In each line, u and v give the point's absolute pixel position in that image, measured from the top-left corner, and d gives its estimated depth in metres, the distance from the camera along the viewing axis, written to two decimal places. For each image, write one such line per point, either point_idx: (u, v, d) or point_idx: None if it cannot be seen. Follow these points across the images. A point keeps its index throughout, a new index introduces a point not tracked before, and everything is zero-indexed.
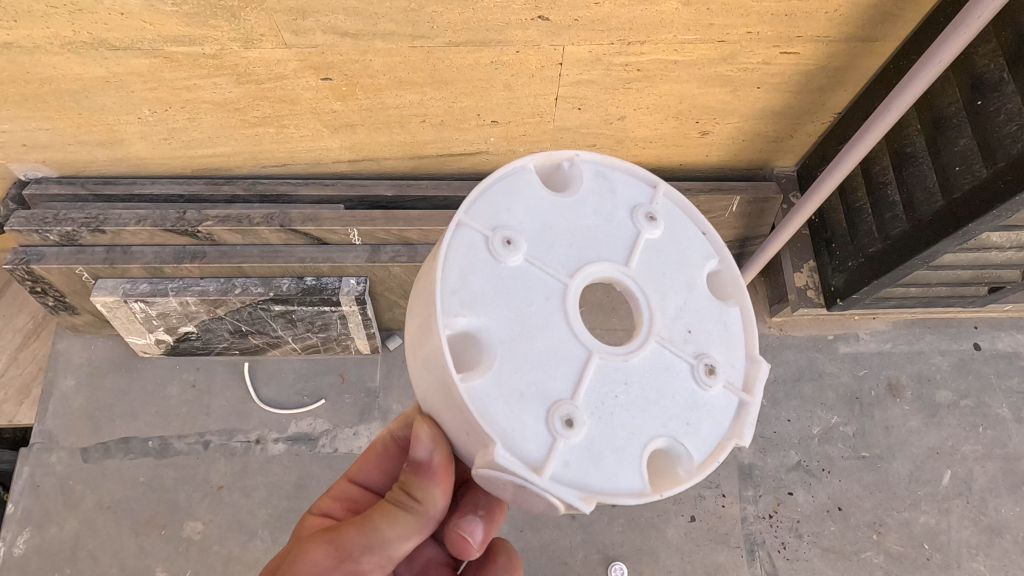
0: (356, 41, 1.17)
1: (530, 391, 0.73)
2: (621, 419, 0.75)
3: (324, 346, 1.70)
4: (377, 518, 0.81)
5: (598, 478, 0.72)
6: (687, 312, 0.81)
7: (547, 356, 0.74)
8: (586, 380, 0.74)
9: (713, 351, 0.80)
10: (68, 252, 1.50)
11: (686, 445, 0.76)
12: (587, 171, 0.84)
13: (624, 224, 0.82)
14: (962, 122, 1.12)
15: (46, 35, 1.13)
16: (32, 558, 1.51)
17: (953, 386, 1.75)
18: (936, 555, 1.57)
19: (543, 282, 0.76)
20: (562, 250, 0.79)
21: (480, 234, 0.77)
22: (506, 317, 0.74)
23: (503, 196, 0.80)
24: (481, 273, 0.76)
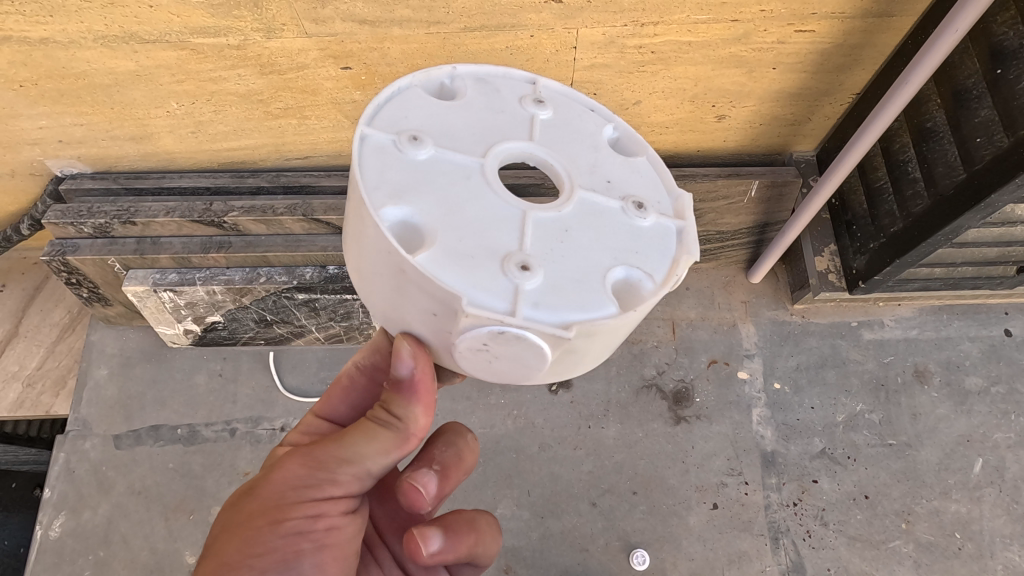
0: (373, 28, 1.20)
1: (480, 249, 0.67)
2: (577, 254, 0.69)
3: (347, 335, 1.74)
4: (356, 434, 0.82)
5: (576, 308, 0.66)
6: (601, 167, 0.77)
7: (484, 221, 0.69)
8: (529, 233, 0.69)
9: (636, 192, 0.77)
10: (101, 244, 1.56)
11: (641, 268, 0.71)
12: (468, 81, 0.80)
13: (514, 112, 0.79)
14: (982, 93, 1.11)
15: (80, 29, 1.18)
16: (66, 541, 1.56)
17: (983, 373, 1.71)
18: (969, 544, 1.53)
19: (458, 164, 0.72)
20: (467, 135, 0.75)
21: (385, 138, 0.72)
22: (435, 198, 0.69)
23: (394, 110, 0.75)
24: (393, 167, 0.70)
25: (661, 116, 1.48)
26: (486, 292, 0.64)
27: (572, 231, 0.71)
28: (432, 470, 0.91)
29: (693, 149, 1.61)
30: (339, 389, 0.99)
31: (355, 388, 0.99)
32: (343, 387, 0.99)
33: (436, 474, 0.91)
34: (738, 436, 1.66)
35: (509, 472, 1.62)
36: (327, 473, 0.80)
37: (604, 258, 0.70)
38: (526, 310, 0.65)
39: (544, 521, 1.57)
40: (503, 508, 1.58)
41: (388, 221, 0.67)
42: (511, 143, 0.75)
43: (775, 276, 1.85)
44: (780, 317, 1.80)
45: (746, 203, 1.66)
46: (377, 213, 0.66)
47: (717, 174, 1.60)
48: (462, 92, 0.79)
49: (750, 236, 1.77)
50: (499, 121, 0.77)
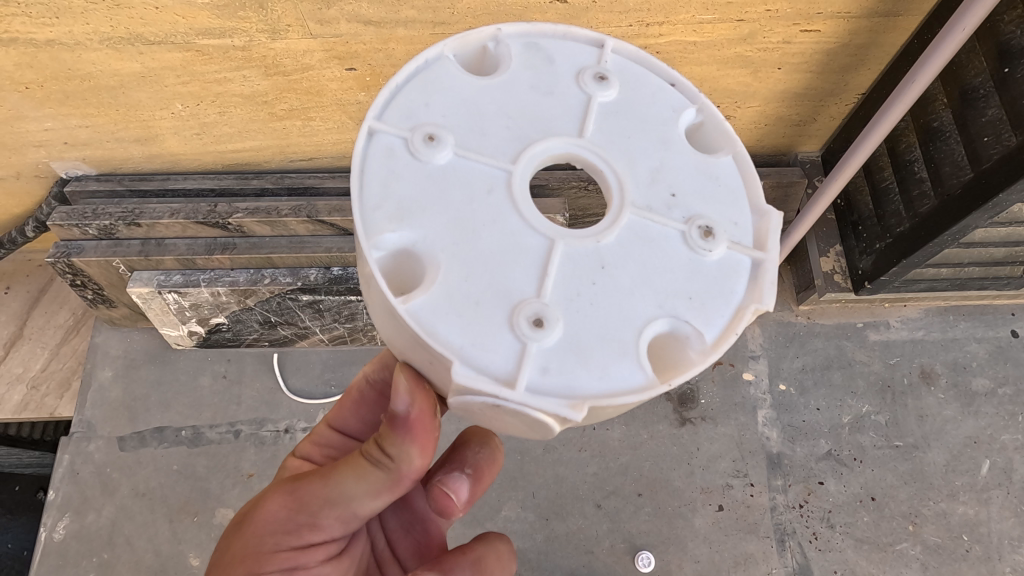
0: (379, 29, 1.20)
1: (486, 294, 0.65)
2: (606, 299, 0.66)
3: (351, 336, 1.73)
4: (345, 472, 0.80)
5: (588, 378, 0.63)
6: (665, 172, 0.71)
7: (500, 254, 0.66)
8: (553, 271, 0.66)
9: (706, 211, 0.71)
10: (106, 246, 1.56)
11: (689, 319, 0.66)
12: (513, 49, 0.76)
13: (569, 92, 0.74)
14: (989, 92, 1.11)
15: (86, 31, 1.18)
16: (71, 543, 1.56)
17: (990, 374, 1.70)
18: (976, 546, 1.53)
19: (483, 173, 0.69)
20: (500, 131, 0.71)
21: (397, 137, 0.70)
22: (444, 221, 0.66)
23: (416, 93, 0.72)
24: (403, 180, 0.68)
25: None
26: (484, 352, 0.63)
27: (611, 266, 0.67)
28: (463, 473, 0.95)
29: None
30: (349, 402, 1.01)
31: (368, 401, 1.00)
32: (354, 400, 1.00)
33: (468, 477, 0.95)
34: (744, 437, 1.65)
35: (514, 474, 1.61)
36: (307, 518, 0.81)
37: (648, 307, 0.66)
38: (528, 381, 0.62)
39: (549, 523, 1.57)
40: (508, 510, 1.58)
41: (385, 249, 0.66)
42: (552, 143, 0.71)
43: (780, 277, 1.84)
44: (786, 318, 1.79)
45: None
46: (371, 242, 0.65)
47: None
48: (507, 61, 0.75)
49: None
50: (546, 106, 0.73)
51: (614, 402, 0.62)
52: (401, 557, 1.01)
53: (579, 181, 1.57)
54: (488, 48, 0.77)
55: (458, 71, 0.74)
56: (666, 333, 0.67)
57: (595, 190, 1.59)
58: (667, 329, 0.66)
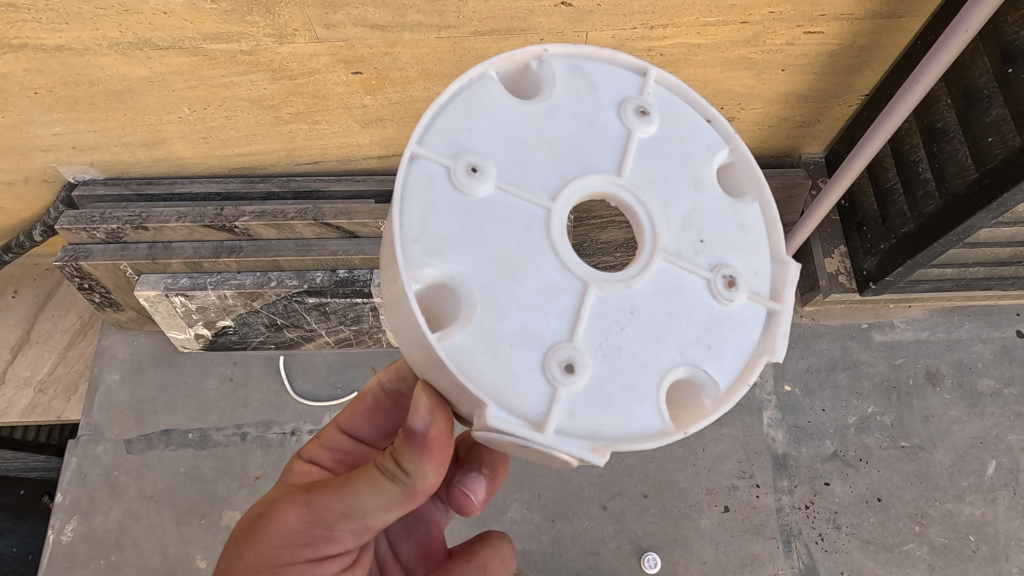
0: (384, 33, 1.21)
1: (520, 337, 0.66)
2: (633, 344, 0.68)
3: (356, 339, 1.74)
4: (360, 485, 0.80)
5: (611, 423, 0.66)
6: (695, 218, 0.72)
7: (535, 297, 0.67)
8: (585, 316, 0.67)
9: (730, 260, 0.73)
10: (114, 249, 1.57)
11: (706, 368, 0.69)
12: (556, 72, 0.75)
13: (610, 124, 0.74)
14: (993, 92, 1.12)
15: (95, 36, 1.19)
16: (79, 546, 1.56)
17: (996, 374, 1.70)
18: (983, 547, 1.53)
19: (522, 210, 0.69)
20: (541, 166, 0.71)
21: (441, 166, 0.69)
22: (483, 258, 0.67)
23: (459, 117, 0.71)
24: (442, 214, 0.68)
25: None
26: (517, 397, 0.65)
27: (637, 310, 0.68)
28: (480, 472, 0.97)
29: None
30: (362, 407, 1.02)
31: (382, 408, 1.02)
32: (369, 405, 1.02)
33: (486, 478, 0.98)
34: (749, 438, 1.65)
35: (520, 476, 1.62)
36: (324, 531, 0.81)
37: (672, 355, 0.68)
38: (556, 425, 0.65)
39: (555, 524, 1.57)
40: (513, 512, 1.58)
41: (423, 282, 0.66)
42: (591, 181, 0.71)
43: None
44: (790, 319, 1.79)
45: None
46: (409, 276, 0.65)
47: None
48: (551, 84, 0.74)
49: None
50: (591, 135, 0.73)
51: (634, 448, 0.64)
52: (403, 558, 1.03)
53: None
54: (532, 68, 0.76)
55: (500, 91, 0.73)
56: (685, 379, 0.70)
57: None
58: (686, 376, 0.69)
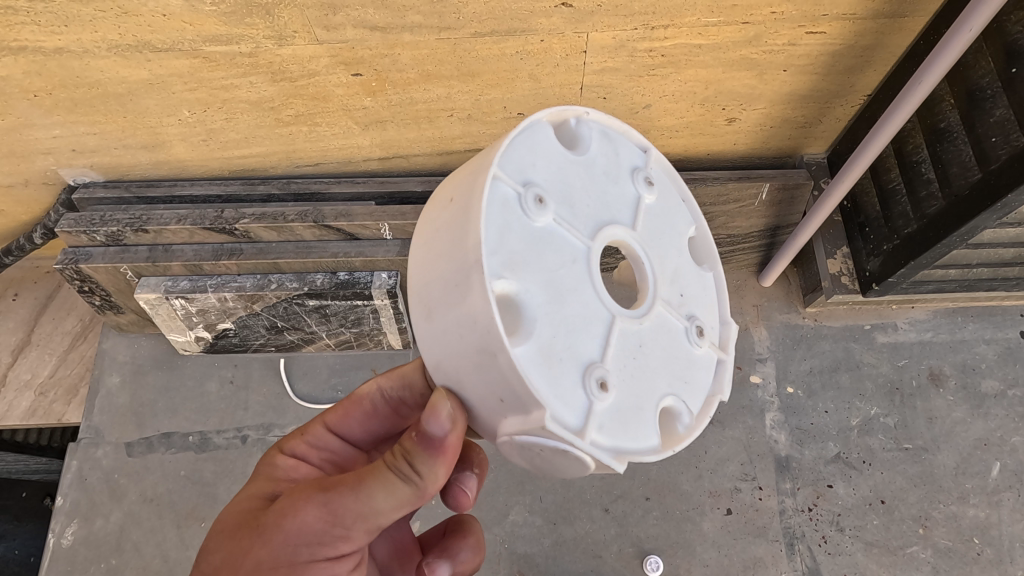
0: (384, 35, 1.21)
1: (570, 354, 0.68)
2: (643, 373, 0.74)
3: (357, 341, 1.73)
4: (375, 485, 0.78)
5: (626, 439, 0.71)
6: (681, 275, 0.82)
7: (582, 320, 0.70)
8: (615, 343, 0.72)
9: (698, 313, 0.83)
10: (114, 252, 1.57)
11: (687, 402, 0.78)
12: (594, 130, 0.81)
13: (625, 186, 0.81)
14: (997, 92, 1.11)
15: (94, 38, 1.19)
16: (79, 549, 1.56)
17: (1000, 375, 1.69)
18: (988, 549, 1.51)
19: (569, 243, 0.72)
20: (583, 209, 0.75)
21: (513, 191, 0.71)
22: (543, 280, 0.69)
23: (524, 151, 0.74)
24: (513, 232, 0.69)
25: (671, 119, 1.48)
26: (565, 406, 0.67)
27: (648, 346, 0.75)
28: (473, 471, 0.98)
29: (704, 153, 1.61)
30: (357, 411, 1.00)
31: (377, 415, 1.00)
32: (365, 410, 0.99)
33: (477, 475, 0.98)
34: (752, 441, 1.65)
35: (521, 478, 1.61)
36: (342, 531, 0.78)
37: (664, 385, 0.76)
38: (592, 436, 0.68)
39: (557, 528, 1.56)
40: (515, 515, 1.58)
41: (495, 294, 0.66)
42: (618, 229, 0.77)
43: (786, 279, 1.84)
44: (792, 321, 1.79)
45: (758, 206, 1.65)
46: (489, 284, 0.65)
47: (728, 177, 1.60)
48: (587, 142, 0.80)
49: (761, 239, 1.76)
50: (613, 190, 0.80)
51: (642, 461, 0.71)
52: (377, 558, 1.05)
53: None
54: (570, 123, 0.81)
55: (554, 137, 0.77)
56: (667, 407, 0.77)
57: None
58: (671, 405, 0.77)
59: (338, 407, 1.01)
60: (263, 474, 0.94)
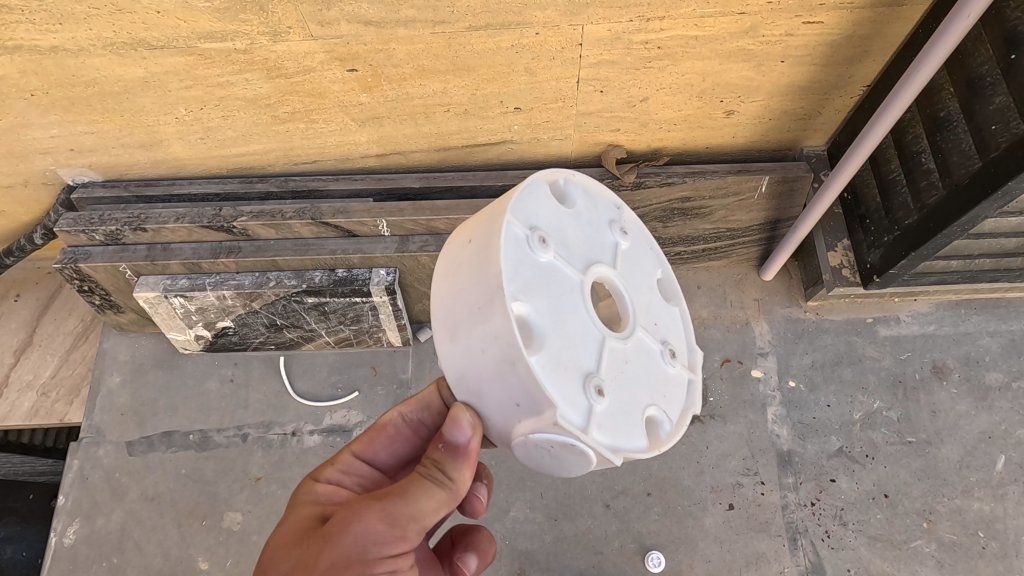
0: (378, 30, 1.20)
1: (574, 370, 0.79)
2: (628, 386, 0.86)
3: (357, 338, 1.72)
4: (413, 489, 0.84)
5: (623, 437, 0.82)
6: (652, 309, 0.96)
7: (575, 339, 0.81)
8: (605, 359, 0.83)
9: (670, 336, 0.98)
10: (113, 251, 1.57)
11: (665, 410, 0.90)
12: (580, 189, 0.95)
13: (607, 236, 0.95)
14: (997, 79, 1.10)
15: (89, 37, 1.19)
16: (81, 548, 1.56)
17: (1004, 368, 1.68)
18: (993, 543, 1.50)
19: (567, 279, 0.84)
20: (579, 252, 0.89)
21: (522, 233, 0.81)
22: (550, 308, 0.81)
23: (528, 206, 0.85)
24: (528, 265, 0.80)
25: (669, 113, 1.47)
26: (571, 409, 0.77)
27: (631, 362, 0.87)
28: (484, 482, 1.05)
29: (702, 146, 1.60)
30: (384, 437, 0.99)
31: (396, 440, 1.00)
32: (389, 435, 0.99)
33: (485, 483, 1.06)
34: (753, 435, 1.64)
35: (522, 475, 1.61)
36: (399, 530, 0.81)
37: (646, 397, 0.88)
38: (593, 433, 0.78)
39: (558, 524, 1.56)
40: (516, 512, 1.57)
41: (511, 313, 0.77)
42: (601, 269, 0.89)
43: (788, 273, 1.83)
44: (794, 315, 1.78)
45: (757, 200, 1.65)
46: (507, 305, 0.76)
47: (727, 171, 1.59)
48: (569, 204, 0.93)
49: (761, 234, 1.75)
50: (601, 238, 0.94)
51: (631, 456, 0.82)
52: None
53: None
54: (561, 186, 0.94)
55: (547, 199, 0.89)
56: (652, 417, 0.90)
57: None
58: (655, 414, 0.89)
59: (365, 436, 0.99)
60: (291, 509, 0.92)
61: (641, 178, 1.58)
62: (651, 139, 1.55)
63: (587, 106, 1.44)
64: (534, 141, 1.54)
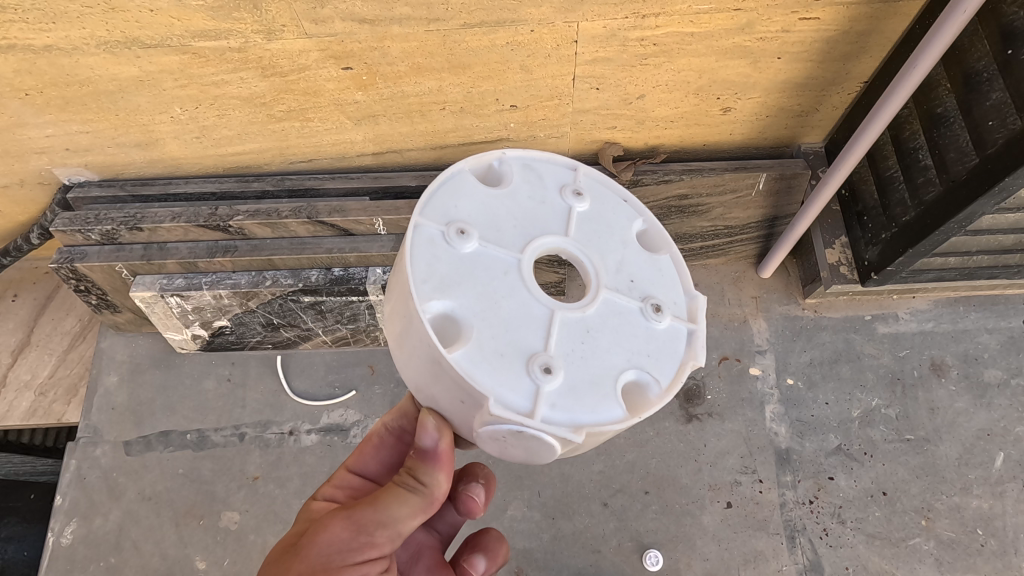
0: (373, 28, 1.20)
1: (513, 353, 0.77)
2: (592, 357, 0.80)
3: (354, 337, 1.72)
4: (385, 497, 0.86)
5: (585, 412, 0.78)
6: (627, 265, 0.87)
7: (514, 321, 0.79)
8: (555, 333, 0.79)
9: (657, 293, 0.87)
10: (109, 250, 1.56)
11: (650, 372, 0.82)
12: (515, 166, 0.91)
13: (555, 203, 0.89)
14: (993, 75, 1.09)
15: (83, 36, 1.18)
16: (78, 548, 1.56)
17: (1003, 365, 1.67)
18: (991, 540, 1.50)
19: (498, 259, 0.82)
20: (513, 229, 0.85)
21: (436, 230, 0.82)
22: (477, 297, 0.79)
23: (447, 198, 0.85)
24: (443, 261, 0.80)
25: (665, 110, 1.47)
26: (513, 395, 0.76)
27: (595, 334, 0.81)
28: (480, 482, 1.05)
29: (699, 143, 1.59)
30: (370, 447, 1.01)
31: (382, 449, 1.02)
32: (375, 445, 1.01)
33: (482, 484, 1.06)
34: (751, 433, 1.63)
35: (519, 473, 1.61)
36: (366, 537, 0.84)
37: (621, 361, 0.81)
38: (543, 415, 0.76)
39: (555, 522, 1.55)
40: (513, 510, 1.57)
41: (431, 313, 0.77)
42: (543, 242, 0.85)
43: (786, 270, 1.83)
44: (792, 312, 1.77)
45: (755, 197, 1.64)
46: (420, 308, 0.76)
47: (724, 168, 1.59)
48: (507, 179, 0.90)
49: (759, 231, 1.75)
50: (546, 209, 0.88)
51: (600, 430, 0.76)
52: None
53: None
54: (495, 166, 0.91)
55: (472, 184, 0.87)
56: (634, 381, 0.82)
57: None
58: (634, 378, 0.81)
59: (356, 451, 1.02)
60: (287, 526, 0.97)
61: (637, 176, 1.58)
62: (648, 136, 1.55)
63: (583, 104, 1.43)
64: (531, 139, 1.54)
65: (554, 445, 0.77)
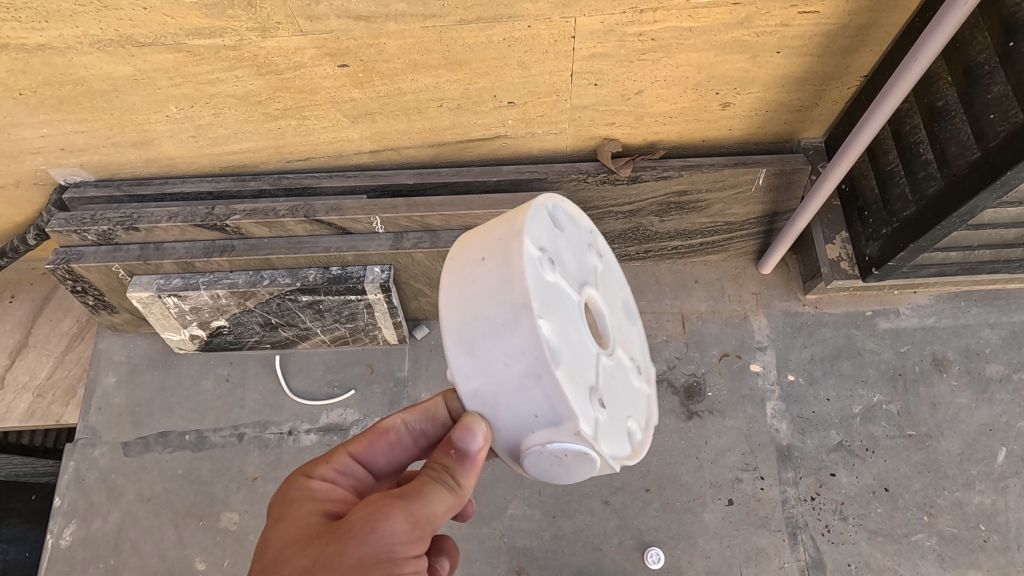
0: (368, 24, 1.19)
1: (584, 384, 0.88)
2: (610, 395, 0.97)
3: (353, 336, 1.71)
4: (431, 492, 0.85)
5: (607, 447, 0.93)
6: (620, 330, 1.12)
7: (579, 356, 0.90)
8: (597, 375, 0.94)
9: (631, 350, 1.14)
10: (105, 251, 1.56)
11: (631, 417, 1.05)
12: (566, 218, 1.03)
13: (584, 260, 1.06)
14: (994, 68, 1.08)
15: (76, 34, 1.17)
16: (77, 550, 1.55)
17: (1005, 360, 1.66)
18: (994, 536, 1.49)
19: (567, 299, 0.92)
20: (569, 275, 0.97)
21: (536, 251, 0.87)
22: (563, 325, 0.88)
23: (536, 224, 0.91)
24: (545, 284, 0.87)
25: (664, 106, 1.46)
26: (588, 419, 0.85)
27: (608, 376, 0.99)
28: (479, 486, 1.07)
29: (698, 139, 1.58)
30: (381, 442, 0.98)
31: (396, 446, 1.00)
32: (390, 442, 0.99)
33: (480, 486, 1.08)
34: (752, 430, 1.63)
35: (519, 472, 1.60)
36: (419, 533, 0.82)
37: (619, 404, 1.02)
38: (598, 445, 0.87)
39: (556, 521, 1.55)
40: (514, 509, 1.56)
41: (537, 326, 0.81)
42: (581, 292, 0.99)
43: (786, 266, 1.82)
44: (792, 308, 1.76)
45: (755, 192, 1.63)
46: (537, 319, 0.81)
47: (724, 164, 1.58)
48: (562, 226, 1.01)
49: (759, 226, 1.74)
50: (578, 264, 1.03)
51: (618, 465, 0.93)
52: None
53: (578, 174, 1.56)
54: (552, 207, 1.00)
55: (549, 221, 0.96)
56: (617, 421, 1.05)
57: (595, 181, 1.58)
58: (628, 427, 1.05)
59: (365, 440, 0.98)
60: (283, 508, 0.89)
61: (637, 172, 1.57)
62: (646, 132, 1.54)
63: (581, 100, 1.42)
64: (529, 135, 1.53)
65: (593, 468, 0.89)
